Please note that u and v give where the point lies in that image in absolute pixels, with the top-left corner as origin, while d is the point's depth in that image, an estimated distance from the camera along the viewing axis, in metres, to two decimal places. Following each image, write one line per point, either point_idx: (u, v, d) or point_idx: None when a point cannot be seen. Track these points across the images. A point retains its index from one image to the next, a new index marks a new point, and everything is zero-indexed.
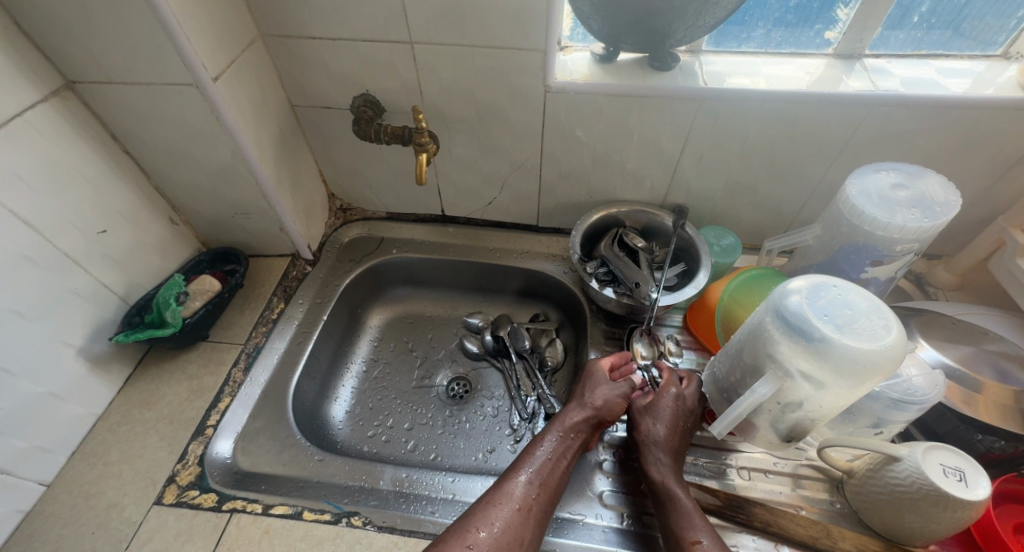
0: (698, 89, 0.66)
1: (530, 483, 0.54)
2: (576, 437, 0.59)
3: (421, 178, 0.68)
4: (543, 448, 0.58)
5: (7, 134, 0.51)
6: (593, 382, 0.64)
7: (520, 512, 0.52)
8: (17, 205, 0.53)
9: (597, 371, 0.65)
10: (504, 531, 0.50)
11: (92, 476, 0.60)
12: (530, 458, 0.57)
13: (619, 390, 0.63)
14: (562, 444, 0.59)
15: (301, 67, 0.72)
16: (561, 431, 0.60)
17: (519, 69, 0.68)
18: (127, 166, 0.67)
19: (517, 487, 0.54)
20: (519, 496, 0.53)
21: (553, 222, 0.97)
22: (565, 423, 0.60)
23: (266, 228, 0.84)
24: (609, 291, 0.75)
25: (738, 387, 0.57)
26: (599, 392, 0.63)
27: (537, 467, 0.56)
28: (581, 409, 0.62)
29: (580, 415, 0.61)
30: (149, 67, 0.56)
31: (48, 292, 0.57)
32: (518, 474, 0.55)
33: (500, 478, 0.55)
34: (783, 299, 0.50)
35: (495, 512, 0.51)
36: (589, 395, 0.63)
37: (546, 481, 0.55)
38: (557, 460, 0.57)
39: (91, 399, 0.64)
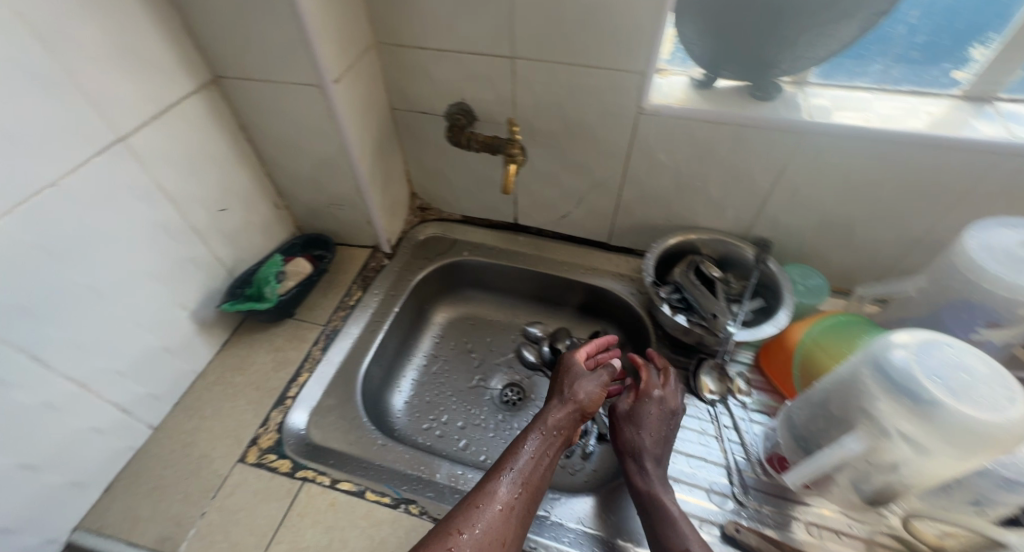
0: (803, 123, 0.64)
1: (513, 482, 0.55)
2: (558, 434, 0.61)
3: (507, 188, 0.70)
4: (526, 448, 0.59)
5: (165, 118, 0.58)
6: (575, 377, 0.67)
7: (505, 513, 0.52)
8: (165, 182, 0.60)
9: (579, 368, 0.69)
10: (488, 533, 0.50)
11: (188, 427, 0.66)
12: (513, 456, 0.58)
13: (597, 382, 0.67)
14: (546, 441, 0.60)
15: (407, 74, 0.77)
16: (543, 430, 0.61)
17: (618, 90, 0.68)
18: (247, 153, 0.75)
19: (502, 487, 0.54)
20: (504, 498, 0.53)
21: (624, 241, 0.96)
22: (546, 421, 0.62)
23: (354, 219, 0.90)
24: (681, 318, 0.74)
25: (820, 439, 0.54)
26: (581, 385, 0.66)
27: (519, 467, 0.56)
28: (561, 406, 0.64)
29: (562, 413, 0.63)
30: (282, 68, 0.62)
31: (176, 259, 0.64)
32: (502, 473, 0.56)
33: (483, 478, 0.56)
34: (886, 352, 0.47)
35: (480, 513, 0.51)
36: (573, 391, 0.66)
37: (529, 480, 0.56)
38: (539, 457, 0.58)
39: (195, 358, 0.71)
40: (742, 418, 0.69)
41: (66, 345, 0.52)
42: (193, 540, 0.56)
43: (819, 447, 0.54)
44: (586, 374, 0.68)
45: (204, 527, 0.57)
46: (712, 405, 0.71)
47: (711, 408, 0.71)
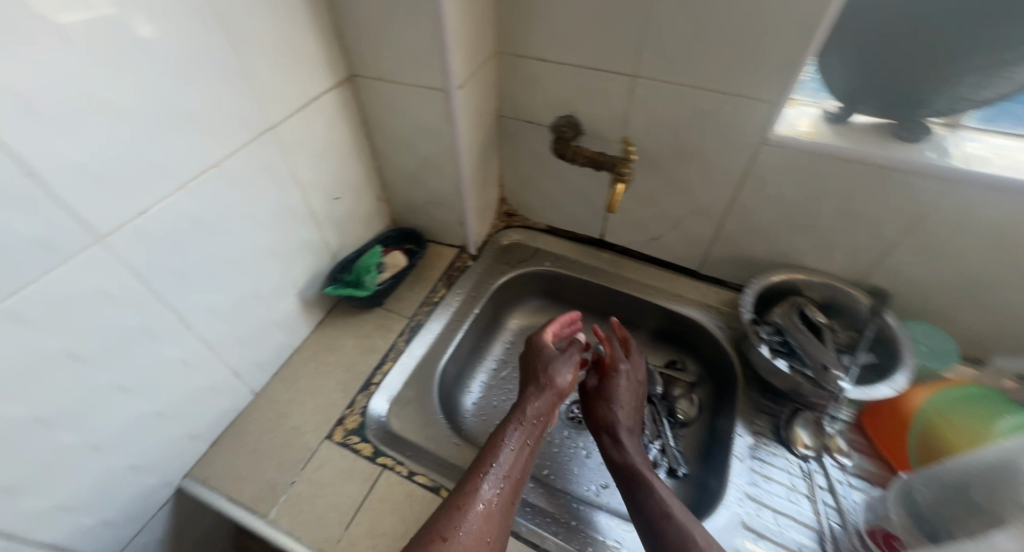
0: (952, 170, 0.58)
1: (494, 478, 0.56)
2: (536, 422, 0.63)
3: (612, 208, 0.69)
4: (505, 443, 0.60)
5: (306, 110, 0.63)
6: (550, 363, 0.69)
7: (488, 513, 0.53)
8: (296, 169, 0.65)
9: (551, 353, 0.71)
10: (472, 534, 0.51)
11: (284, 397, 0.71)
12: (495, 453, 0.58)
13: (570, 365, 0.70)
14: (523, 431, 0.62)
15: (521, 84, 0.79)
16: (521, 421, 0.62)
17: (742, 119, 0.65)
18: (363, 146, 0.79)
19: (487, 488, 0.55)
20: (488, 497, 0.54)
21: (716, 272, 0.92)
22: (523, 412, 0.64)
23: (448, 219, 0.92)
24: (783, 363, 0.69)
25: (953, 530, 0.49)
26: (556, 367, 0.69)
27: (501, 462, 0.58)
28: (540, 393, 0.66)
29: (540, 401, 0.65)
30: (413, 71, 0.65)
31: (294, 241, 0.69)
32: (485, 472, 0.56)
33: (466, 478, 0.56)
34: None
35: (465, 516, 0.52)
36: (551, 378, 0.67)
37: (510, 473, 0.57)
38: (518, 448, 0.60)
39: (295, 333, 0.76)
40: (840, 481, 0.66)
41: (204, 311, 0.56)
42: (283, 506, 0.61)
43: (950, 539, 0.49)
44: (561, 358, 0.70)
45: (293, 496, 0.62)
46: (805, 461, 0.68)
47: (804, 463, 0.68)
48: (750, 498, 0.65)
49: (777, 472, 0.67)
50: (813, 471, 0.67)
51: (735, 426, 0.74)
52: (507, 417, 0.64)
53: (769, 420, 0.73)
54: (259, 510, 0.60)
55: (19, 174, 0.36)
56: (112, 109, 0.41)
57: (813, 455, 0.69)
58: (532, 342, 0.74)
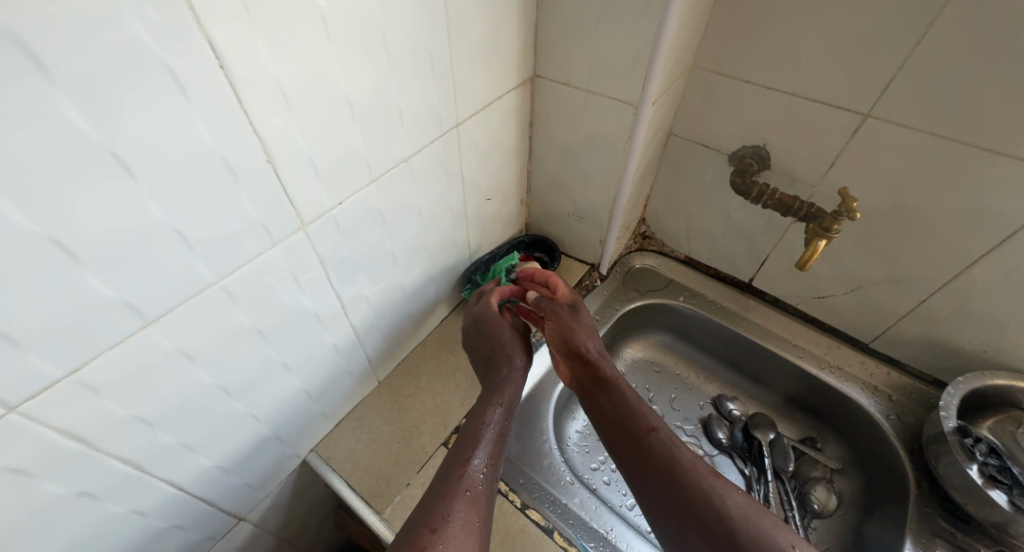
0: None
1: (479, 466, 0.51)
2: (514, 403, 0.59)
3: (806, 266, 0.62)
4: (488, 426, 0.55)
5: (490, 109, 0.60)
6: (501, 341, 0.64)
7: (474, 498, 0.47)
8: (466, 167, 0.62)
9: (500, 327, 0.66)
10: (462, 519, 0.45)
11: (406, 392, 0.71)
12: (475, 439, 0.53)
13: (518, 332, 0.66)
14: (502, 412, 0.57)
15: (710, 105, 0.70)
16: (498, 401, 0.58)
17: (1012, 187, 0.53)
18: (524, 148, 0.75)
19: (473, 474, 0.49)
20: (476, 483, 0.49)
21: (892, 350, 0.78)
22: (499, 392, 0.59)
23: (588, 236, 0.86)
24: (999, 495, 0.56)
25: None
26: (508, 341, 0.65)
27: (485, 444, 0.53)
28: (513, 371, 0.62)
29: (512, 383, 0.61)
30: (607, 80, 0.60)
31: (446, 238, 0.67)
32: (471, 458, 0.51)
33: (445, 470, 0.50)
34: None
35: (454, 501, 0.46)
36: (506, 355, 0.63)
37: (494, 455, 0.53)
38: (499, 432, 0.55)
39: (424, 327, 0.76)
40: None
41: (362, 301, 0.56)
42: (396, 507, 0.59)
43: None
44: (505, 329, 0.66)
45: (407, 498, 0.60)
46: None
47: None
48: None
49: None
50: None
51: (901, 545, 0.63)
52: (483, 401, 0.59)
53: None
54: (373, 505, 0.60)
55: (262, 158, 0.36)
56: (347, 101, 0.40)
57: None
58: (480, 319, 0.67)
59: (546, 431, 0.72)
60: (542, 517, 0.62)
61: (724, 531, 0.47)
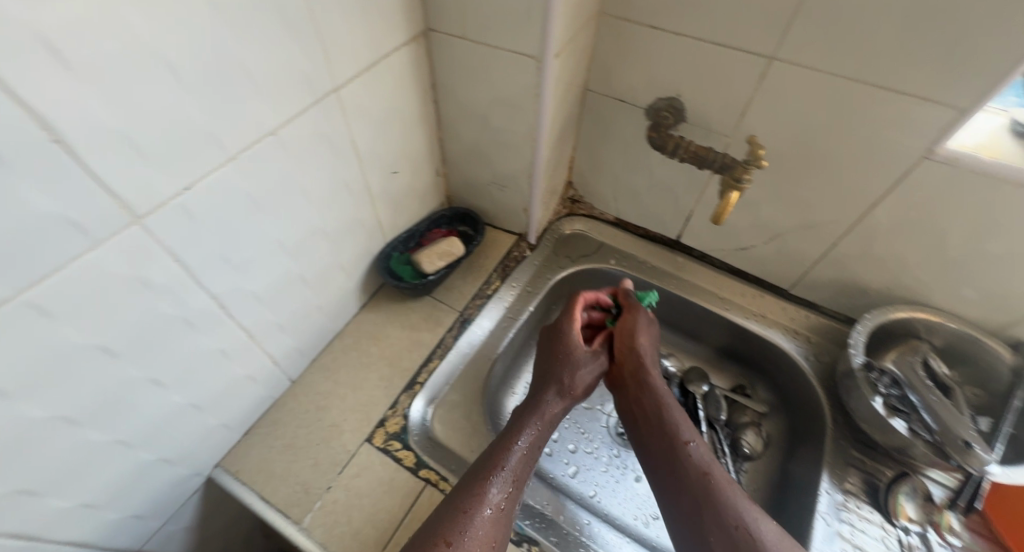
0: None
1: (504, 481, 0.50)
2: (550, 426, 0.58)
3: (718, 220, 0.61)
4: (517, 446, 0.54)
5: (376, 70, 0.53)
6: (575, 369, 0.62)
7: (495, 517, 0.48)
8: (359, 138, 0.56)
9: (579, 353, 0.64)
10: (478, 540, 0.45)
11: (324, 389, 0.65)
12: (504, 454, 0.53)
13: (596, 369, 0.64)
14: (537, 434, 0.56)
15: (622, 56, 0.67)
16: (539, 424, 0.57)
17: (910, 125, 0.53)
18: (430, 113, 0.69)
19: (496, 491, 0.49)
20: (496, 501, 0.49)
21: (810, 295, 0.80)
22: (538, 414, 0.58)
23: (512, 204, 0.82)
24: (899, 423, 0.59)
25: None
26: (586, 375, 0.63)
27: (511, 465, 0.52)
28: (560, 399, 0.60)
29: (558, 404, 0.60)
30: (505, 32, 0.54)
31: (347, 218, 0.61)
32: (496, 474, 0.50)
33: (475, 474, 0.51)
34: None
35: (474, 517, 0.47)
36: (571, 382, 0.61)
37: (519, 477, 0.52)
38: (529, 452, 0.54)
39: (339, 317, 0.70)
40: None
41: (247, 297, 0.50)
42: (317, 514, 0.55)
43: None
44: (586, 361, 0.63)
45: (329, 503, 0.56)
46: (905, 533, 0.59)
47: (902, 535, 0.59)
48: None
49: (868, 542, 0.58)
50: (914, 546, 0.58)
51: (819, 478, 0.65)
52: (520, 416, 0.58)
53: (863, 478, 0.63)
54: (292, 515, 0.55)
55: (42, 136, 0.29)
56: (165, 62, 0.33)
57: (919, 531, 0.59)
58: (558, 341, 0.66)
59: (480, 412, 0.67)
60: None
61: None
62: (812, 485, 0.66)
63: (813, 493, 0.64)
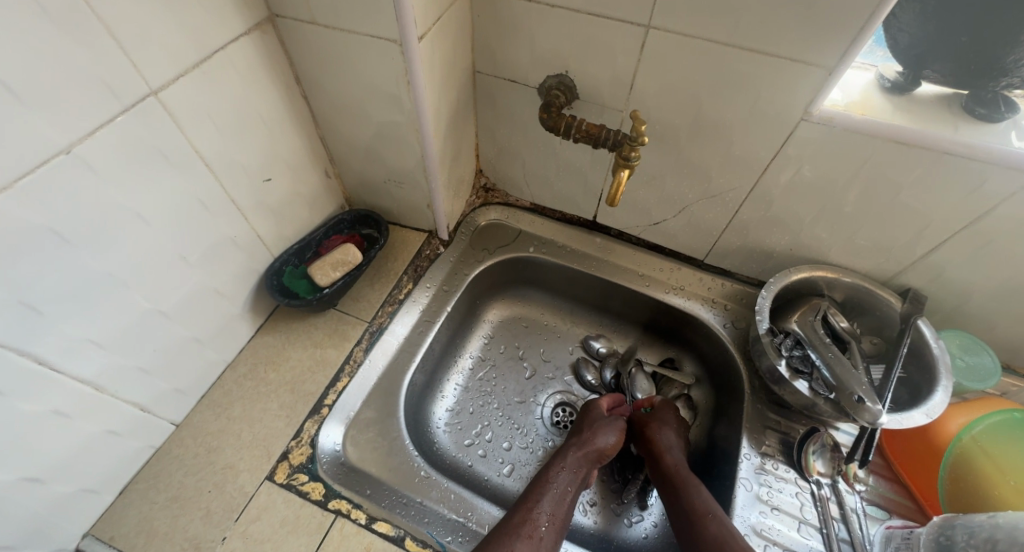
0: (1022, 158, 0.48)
1: (542, 514, 0.55)
2: (581, 473, 0.62)
3: (613, 200, 0.58)
4: (552, 485, 0.59)
5: (209, 67, 0.46)
6: (596, 421, 0.67)
7: (537, 541, 0.52)
8: (204, 147, 0.49)
9: (598, 414, 0.69)
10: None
11: (216, 428, 0.59)
12: (541, 492, 0.58)
13: (614, 430, 0.66)
14: (570, 474, 0.61)
15: (503, 33, 0.63)
16: (570, 466, 0.62)
17: (786, 87, 0.53)
18: (301, 110, 0.62)
19: (536, 521, 0.54)
20: (539, 532, 0.53)
21: (724, 263, 0.80)
22: (569, 457, 0.63)
23: (414, 201, 0.76)
24: (801, 384, 0.60)
25: None
26: (603, 430, 0.66)
27: (546, 499, 0.57)
28: (584, 446, 0.64)
29: (580, 451, 0.64)
30: (359, 13, 0.49)
31: (212, 238, 0.54)
32: (534, 508, 0.55)
33: (517, 508, 0.55)
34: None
35: (516, 542, 0.51)
36: (591, 433, 0.65)
37: (556, 514, 0.56)
38: (564, 489, 0.59)
39: (227, 347, 0.62)
40: (855, 511, 0.59)
41: (82, 345, 0.43)
42: None
43: None
44: (605, 420, 0.67)
45: None
46: (817, 487, 0.60)
47: (815, 489, 0.60)
48: (756, 534, 0.58)
49: (785, 500, 0.60)
50: (827, 497, 0.60)
51: (739, 444, 0.66)
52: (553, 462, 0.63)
53: (779, 438, 0.65)
54: None
55: None
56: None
57: (829, 483, 0.61)
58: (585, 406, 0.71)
59: (397, 428, 0.63)
60: (390, 520, 0.55)
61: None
62: (734, 451, 0.67)
63: (735, 460, 0.65)
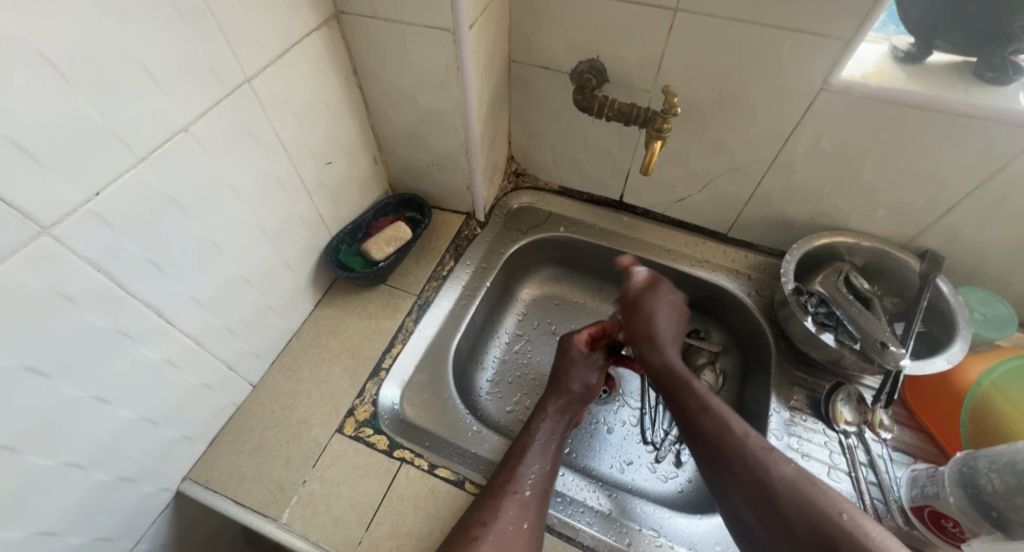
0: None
1: (528, 468, 0.57)
2: (561, 420, 0.65)
3: (647, 169, 0.63)
4: (535, 438, 0.61)
5: (289, 59, 0.52)
6: (571, 364, 0.70)
7: (523, 498, 0.53)
8: (282, 130, 0.55)
9: (575, 354, 0.72)
10: (511, 519, 0.51)
11: (288, 389, 0.65)
12: (525, 446, 0.59)
13: (593, 368, 0.70)
14: (552, 425, 0.63)
15: (538, 22, 0.68)
16: (548, 417, 0.64)
17: (805, 60, 0.57)
18: (356, 99, 0.68)
19: (522, 478, 0.55)
20: (524, 486, 0.55)
21: (747, 235, 0.84)
22: (545, 410, 0.65)
23: (454, 183, 0.81)
24: (827, 336, 0.64)
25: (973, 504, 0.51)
26: (582, 375, 0.69)
27: (527, 453, 0.58)
28: (560, 394, 0.67)
29: (560, 399, 0.67)
30: (416, 5, 0.55)
31: (285, 214, 0.60)
32: (518, 465, 0.57)
33: (501, 468, 0.57)
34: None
35: (503, 503, 0.52)
36: (567, 378, 0.69)
37: (542, 464, 0.58)
38: (548, 439, 0.61)
39: (292, 317, 0.68)
40: (881, 456, 0.63)
41: (187, 302, 0.49)
42: (296, 508, 0.56)
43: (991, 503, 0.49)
44: (581, 361, 0.71)
45: (306, 496, 0.57)
46: (845, 435, 0.64)
47: (843, 438, 0.64)
48: None
49: (814, 449, 0.64)
50: (854, 445, 0.64)
51: (768, 400, 0.70)
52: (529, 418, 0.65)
53: (806, 394, 0.69)
54: (270, 513, 0.55)
55: None
56: (40, 55, 0.32)
57: (856, 432, 0.64)
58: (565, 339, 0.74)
59: (448, 389, 0.68)
60: (451, 467, 0.60)
61: (762, 489, 0.51)
62: (763, 407, 0.71)
63: (764, 415, 0.69)
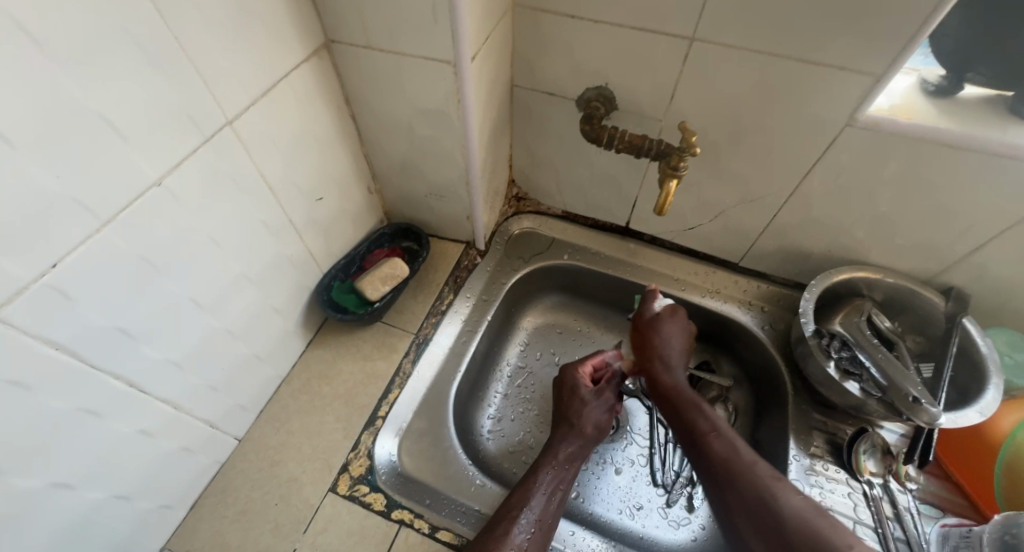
0: None
1: (527, 522, 0.52)
2: (569, 464, 0.60)
3: (662, 209, 0.59)
4: (538, 487, 0.56)
5: (274, 95, 0.48)
6: (584, 405, 0.66)
7: None
8: (268, 171, 0.50)
9: (585, 392, 0.67)
10: None
11: (277, 442, 0.60)
12: (527, 496, 0.55)
13: (605, 408, 0.67)
14: (558, 472, 0.59)
15: (543, 48, 0.64)
16: (554, 465, 0.59)
17: (829, 94, 0.54)
18: (349, 129, 0.64)
19: (517, 534, 0.51)
20: (520, 542, 0.51)
21: (760, 264, 0.81)
22: (554, 455, 0.60)
23: (453, 213, 0.77)
24: (852, 385, 0.61)
25: None
26: (595, 416, 0.65)
27: (534, 504, 0.54)
28: (573, 436, 0.63)
29: (572, 444, 0.62)
30: (414, 37, 0.51)
31: (272, 258, 0.55)
32: (518, 517, 0.53)
33: (498, 521, 0.53)
34: None
35: None
36: (580, 420, 0.64)
37: (543, 518, 0.54)
38: (552, 489, 0.57)
39: (281, 362, 0.64)
40: (908, 510, 0.59)
41: (161, 365, 0.44)
42: None
43: None
44: (593, 401, 0.66)
45: None
46: (869, 486, 0.61)
47: (867, 488, 0.61)
48: None
49: (838, 501, 0.60)
50: (880, 497, 0.60)
51: (787, 445, 0.66)
52: (536, 461, 0.60)
53: (827, 439, 0.66)
54: None
55: None
56: None
57: (881, 483, 0.61)
58: (570, 372, 0.70)
59: (449, 436, 0.64)
60: (452, 528, 0.56)
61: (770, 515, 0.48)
62: (781, 451, 0.67)
63: (783, 462, 0.65)
